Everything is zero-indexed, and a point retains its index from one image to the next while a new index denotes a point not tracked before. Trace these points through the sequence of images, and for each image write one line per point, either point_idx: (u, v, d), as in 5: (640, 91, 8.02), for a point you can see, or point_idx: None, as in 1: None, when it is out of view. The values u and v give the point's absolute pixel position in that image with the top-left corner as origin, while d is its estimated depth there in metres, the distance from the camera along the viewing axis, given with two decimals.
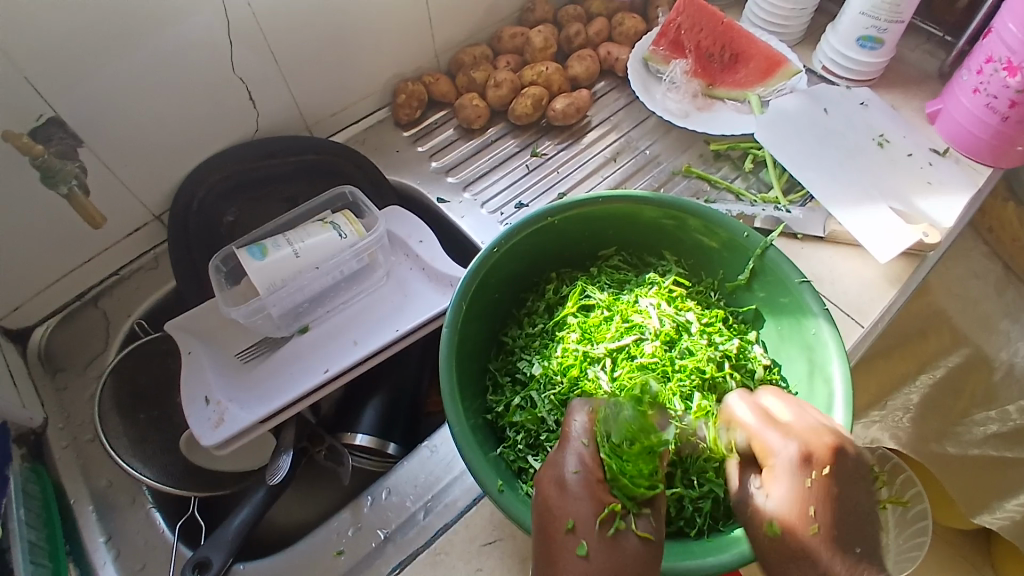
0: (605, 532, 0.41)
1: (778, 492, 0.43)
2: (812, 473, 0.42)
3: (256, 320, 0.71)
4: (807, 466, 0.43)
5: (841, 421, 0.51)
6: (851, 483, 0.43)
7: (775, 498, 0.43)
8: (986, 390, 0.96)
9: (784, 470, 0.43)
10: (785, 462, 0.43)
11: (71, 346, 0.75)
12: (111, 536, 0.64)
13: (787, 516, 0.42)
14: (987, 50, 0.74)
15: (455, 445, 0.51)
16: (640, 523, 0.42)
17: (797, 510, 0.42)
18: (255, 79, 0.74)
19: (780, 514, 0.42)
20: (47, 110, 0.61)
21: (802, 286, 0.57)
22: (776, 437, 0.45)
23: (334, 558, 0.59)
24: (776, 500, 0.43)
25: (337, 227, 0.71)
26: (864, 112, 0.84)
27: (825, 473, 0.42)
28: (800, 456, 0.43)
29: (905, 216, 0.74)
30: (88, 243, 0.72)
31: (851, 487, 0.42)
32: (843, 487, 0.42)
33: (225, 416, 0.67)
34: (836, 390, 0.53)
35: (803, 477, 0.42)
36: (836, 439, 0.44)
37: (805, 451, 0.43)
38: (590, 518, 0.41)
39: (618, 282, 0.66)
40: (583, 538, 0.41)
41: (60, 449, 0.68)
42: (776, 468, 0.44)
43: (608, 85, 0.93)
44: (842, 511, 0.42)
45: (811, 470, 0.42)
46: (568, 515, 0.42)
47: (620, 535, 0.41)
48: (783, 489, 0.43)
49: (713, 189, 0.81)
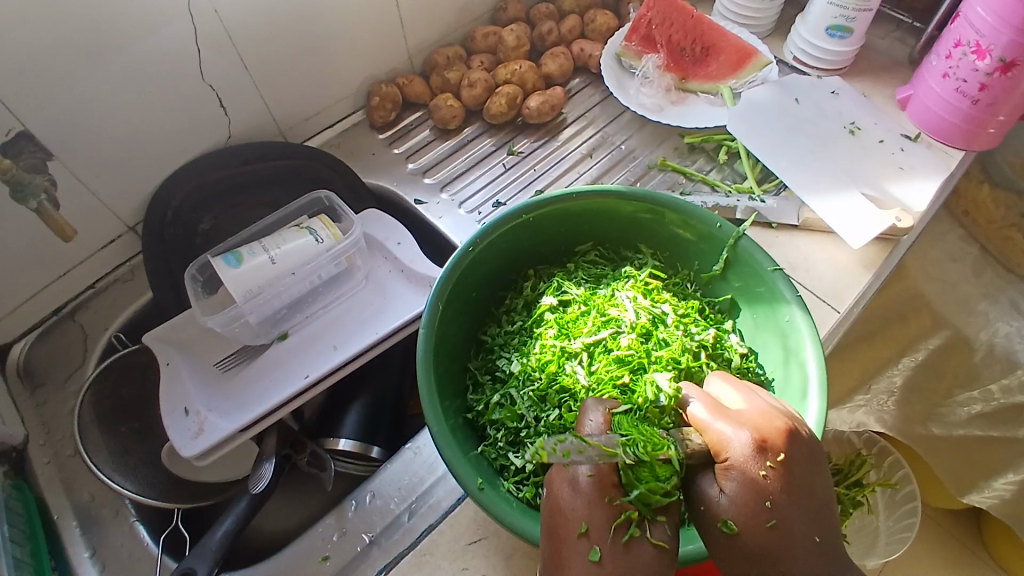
0: (618, 538, 0.41)
1: (733, 487, 0.41)
2: (767, 462, 0.41)
3: (234, 328, 0.70)
4: (762, 454, 0.41)
5: (815, 405, 0.52)
6: (803, 468, 0.42)
7: (731, 492, 0.41)
8: (967, 369, 0.95)
9: (739, 463, 0.42)
10: (741, 453, 0.42)
11: (50, 362, 0.74)
12: (95, 551, 0.64)
13: (742, 510, 0.41)
14: (955, 34, 0.75)
15: (435, 445, 0.51)
16: (655, 530, 0.42)
17: (750, 502, 0.41)
18: (226, 86, 0.73)
19: (735, 507, 0.41)
20: (15, 124, 0.61)
21: (775, 273, 0.58)
22: (725, 427, 0.43)
23: (320, 563, 0.59)
24: (732, 494, 0.41)
25: (313, 232, 0.71)
26: (835, 101, 0.85)
27: (781, 460, 0.41)
28: (755, 445, 0.42)
29: (877, 202, 0.75)
30: (63, 257, 0.72)
31: (806, 472, 0.42)
32: (798, 471, 0.41)
33: (204, 426, 0.66)
34: (810, 372, 0.54)
35: (758, 466, 0.41)
36: (787, 425, 0.43)
37: (760, 441, 0.42)
38: (602, 523, 0.42)
39: (594, 277, 0.66)
40: (595, 543, 0.41)
41: (42, 465, 0.67)
42: (731, 461, 0.42)
43: (582, 81, 0.93)
44: (798, 498, 0.41)
45: (765, 459, 0.41)
46: (579, 518, 0.42)
47: (634, 541, 0.41)
48: (737, 483, 0.41)
49: (688, 182, 0.81)
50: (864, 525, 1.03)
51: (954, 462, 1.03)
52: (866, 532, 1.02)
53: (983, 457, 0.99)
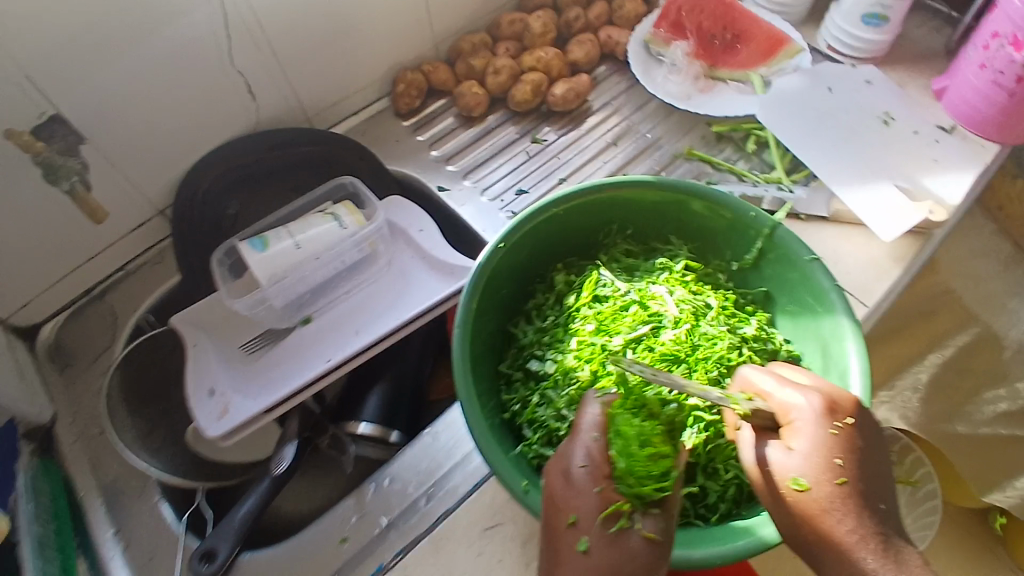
0: (607, 529, 0.43)
1: (806, 445, 0.45)
2: (836, 422, 0.46)
3: (258, 311, 0.71)
4: (832, 414, 0.46)
5: (857, 397, 0.52)
6: (865, 435, 0.46)
7: (803, 450, 0.45)
8: (995, 368, 0.92)
9: (809, 422, 0.46)
10: (811, 413, 0.46)
11: (81, 342, 0.76)
12: (120, 529, 0.65)
13: (816, 467, 0.44)
14: (992, 25, 0.72)
15: (478, 449, 0.51)
16: (646, 522, 0.44)
17: (823, 459, 0.44)
18: (253, 72, 0.74)
19: (809, 465, 0.45)
20: (49, 108, 0.62)
21: (811, 262, 0.57)
22: (791, 393, 0.47)
23: (339, 545, 0.59)
24: (804, 452, 0.45)
25: (337, 218, 0.71)
26: (868, 90, 0.83)
27: (848, 422, 0.46)
28: (825, 406, 0.46)
29: (910, 194, 0.73)
30: (93, 240, 0.73)
31: (866, 438, 0.46)
32: (860, 437, 0.46)
33: (228, 407, 0.67)
34: (851, 363, 0.54)
35: (829, 425, 0.45)
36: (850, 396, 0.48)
37: (828, 402, 0.46)
38: (592, 514, 0.44)
39: (628, 270, 0.66)
40: (584, 533, 0.43)
41: (70, 443, 0.69)
42: (799, 420, 0.46)
43: (608, 69, 0.92)
44: (863, 457, 0.45)
45: (834, 420, 0.46)
46: (570, 509, 0.44)
47: (624, 532, 0.43)
48: (809, 441, 0.45)
49: (714, 171, 0.80)
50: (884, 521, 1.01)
51: (978, 462, 1.00)
52: None
53: (1005, 456, 0.97)
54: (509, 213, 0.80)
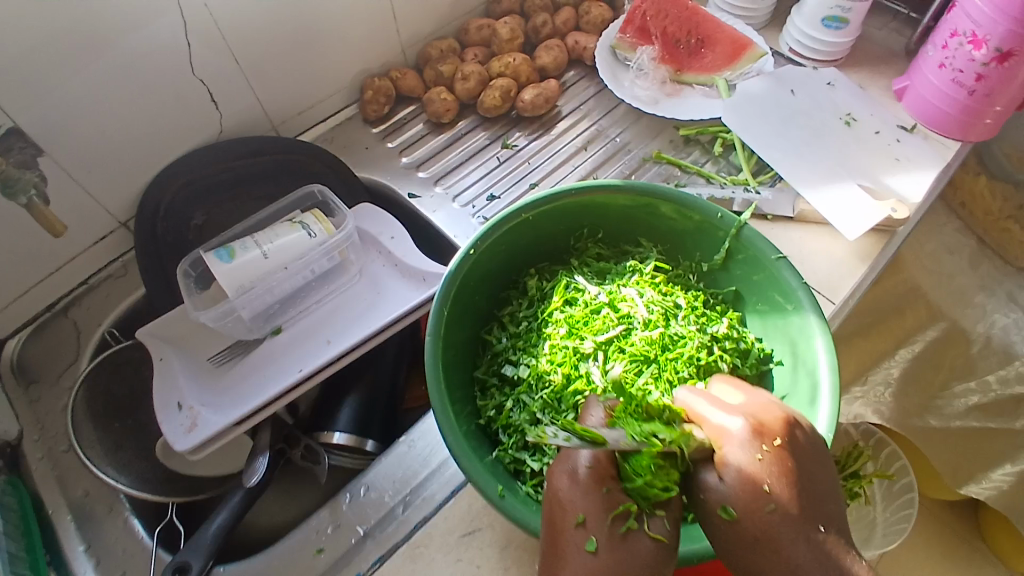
0: (615, 529, 0.41)
1: (732, 472, 0.41)
2: (764, 446, 0.42)
3: (227, 323, 0.70)
4: (760, 438, 0.42)
5: (827, 391, 0.52)
6: (802, 456, 0.42)
7: (730, 479, 0.41)
8: (964, 363, 0.94)
9: (734, 446, 0.42)
10: (739, 439, 0.42)
11: (44, 359, 0.74)
12: (91, 544, 0.64)
13: (741, 495, 0.40)
14: (951, 24, 0.74)
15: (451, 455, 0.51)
16: (654, 525, 0.41)
17: (750, 485, 0.40)
18: (218, 81, 0.73)
19: (735, 493, 0.41)
20: (6, 120, 0.60)
21: (778, 261, 0.58)
22: (724, 416, 0.44)
23: (314, 556, 0.58)
24: (732, 481, 0.41)
25: (306, 226, 0.71)
26: (831, 92, 0.84)
27: (778, 444, 0.42)
28: (752, 430, 0.42)
29: (873, 192, 0.75)
30: (55, 253, 0.71)
31: (805, 458, 0.42)
32: (796, 457, 0.42)
33: (197, 421, 0.66)
34: (820, 361, 0.54)
35: (756, 450, 0.41)
36: (785, 414, 0.44)
37: (756, 426, 0.43)
38: (599, 513, 0.41)
39: (598, 272, 0.66)
40: (592, 534, 0.41)
41: (36, 461, 0.67)
42: (729, 447, 0.42)
43: (577, 74, 0.93)
44: (799, 480, 0.41)
45: (762, 443, 0.42)
46: (575, 509, 0.42)
47: (631, 534, 0.41)
48: (736, 468, 0.41)
49: (683, 174, 0.81)
50: (862, 517, 1.03)
51: (952, 455, 1.03)
52: (863, 524, 1.02)
53: (983, 448, 0.99)
54: (481, 219, 0.80)
